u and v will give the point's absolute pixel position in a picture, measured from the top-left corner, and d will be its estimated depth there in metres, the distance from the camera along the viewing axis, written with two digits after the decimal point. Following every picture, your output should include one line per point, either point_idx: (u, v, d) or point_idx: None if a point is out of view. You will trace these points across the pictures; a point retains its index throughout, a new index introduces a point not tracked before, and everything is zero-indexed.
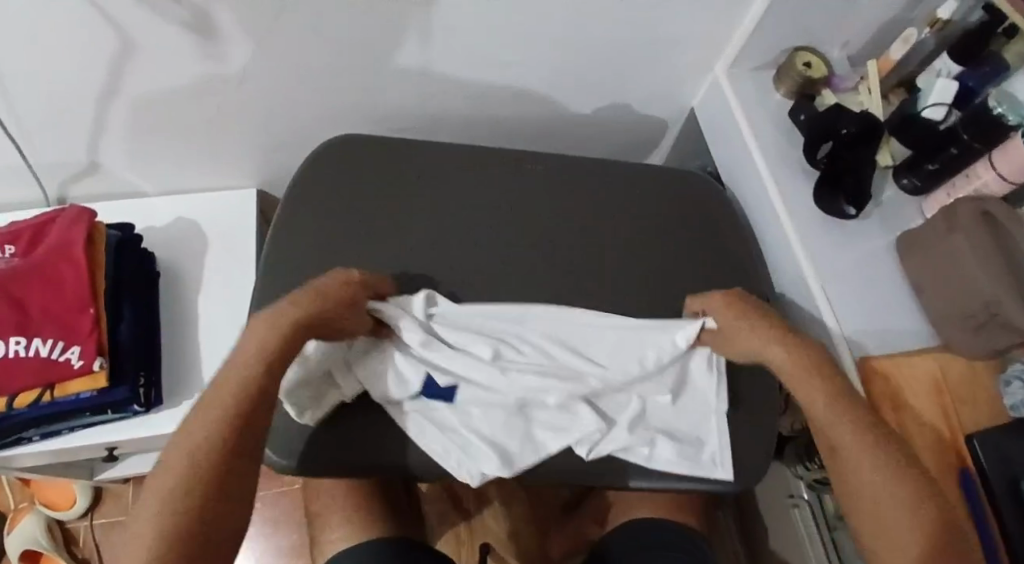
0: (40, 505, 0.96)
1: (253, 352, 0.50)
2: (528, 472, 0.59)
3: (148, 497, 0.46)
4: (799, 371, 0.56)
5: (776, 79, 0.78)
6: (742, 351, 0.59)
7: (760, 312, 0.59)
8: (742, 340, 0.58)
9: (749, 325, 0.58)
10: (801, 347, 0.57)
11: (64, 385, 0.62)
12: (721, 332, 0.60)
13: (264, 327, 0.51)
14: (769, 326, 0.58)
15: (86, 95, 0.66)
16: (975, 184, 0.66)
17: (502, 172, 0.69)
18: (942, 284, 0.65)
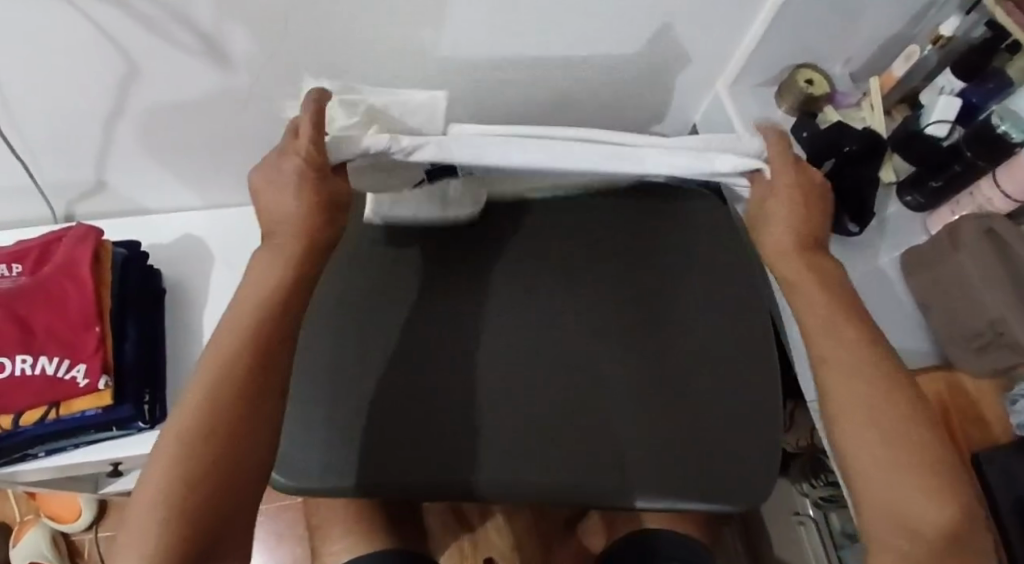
0: (45, 518, 0.97)
1: (278, 215, 0.51)
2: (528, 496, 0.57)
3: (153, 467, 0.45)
4: (811, 275, 0.54)
5: (778, 96, 0.78)
6: (769, 234, 0.55)
7: (819, 205, 0.55)
8: (774, 227, 0.55)
9: (799, 209, 0.55)
10: (822, 259, 0.55)
11: (69, 403, 0.63)
12: (765, 204, 0.56)
13: (271, 165, 0.51)
14: (809, 224, 0.55)
15: (94, 115, 0.67)
16: (979, 201, 0.67)
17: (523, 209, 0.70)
18: (946, 302, 0.65)
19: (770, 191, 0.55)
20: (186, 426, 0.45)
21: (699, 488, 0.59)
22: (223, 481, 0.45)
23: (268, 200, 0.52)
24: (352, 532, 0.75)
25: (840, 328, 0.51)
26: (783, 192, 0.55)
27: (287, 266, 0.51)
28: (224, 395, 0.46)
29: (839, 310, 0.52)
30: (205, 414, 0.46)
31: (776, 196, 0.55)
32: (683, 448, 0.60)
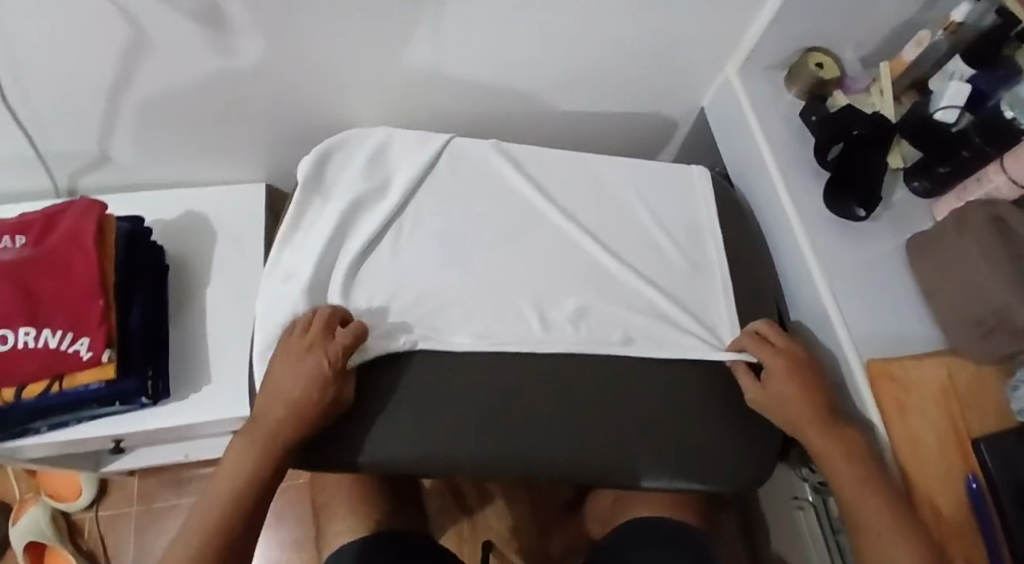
0: (45, 496, 0.97)
1: (282, 397, 0.55)
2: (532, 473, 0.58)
3: None
4: (839, 445, 0.57)
5: (788, 79, 0.78)
6: (780, 407, 0.60)
7: (815, 379, 0.61)
8: (789, 402, 0.60)
9: (802, 391, 0.60)
10: (843, 430, 0.58)
11: (73, 375, 0.63)
12: (770, 385, 0.61)
13: (298, 347, 0.56)
14: (820, 394, 0.60)
15: (99, 86, 0.66)
16: (986, 188, 0.65)
17: (540, 205, 0.71)
18: (954, 288, 0.64)
19: (771, 371, 0.61)
20: (193, 531, 0.51)
21: (698, 473, 0.60)
22: None
23: (277, 384, 0.55)
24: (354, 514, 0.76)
25: (872, 493, 0.54)
26: (780, 374, 0.60)
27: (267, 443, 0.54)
28: (230, 510, 0.52)
29: (869, 477, 0.55)
30: (199, 545, 0.50)
31: (774, 374, 0.61)
32: (684, 431, 0.61)
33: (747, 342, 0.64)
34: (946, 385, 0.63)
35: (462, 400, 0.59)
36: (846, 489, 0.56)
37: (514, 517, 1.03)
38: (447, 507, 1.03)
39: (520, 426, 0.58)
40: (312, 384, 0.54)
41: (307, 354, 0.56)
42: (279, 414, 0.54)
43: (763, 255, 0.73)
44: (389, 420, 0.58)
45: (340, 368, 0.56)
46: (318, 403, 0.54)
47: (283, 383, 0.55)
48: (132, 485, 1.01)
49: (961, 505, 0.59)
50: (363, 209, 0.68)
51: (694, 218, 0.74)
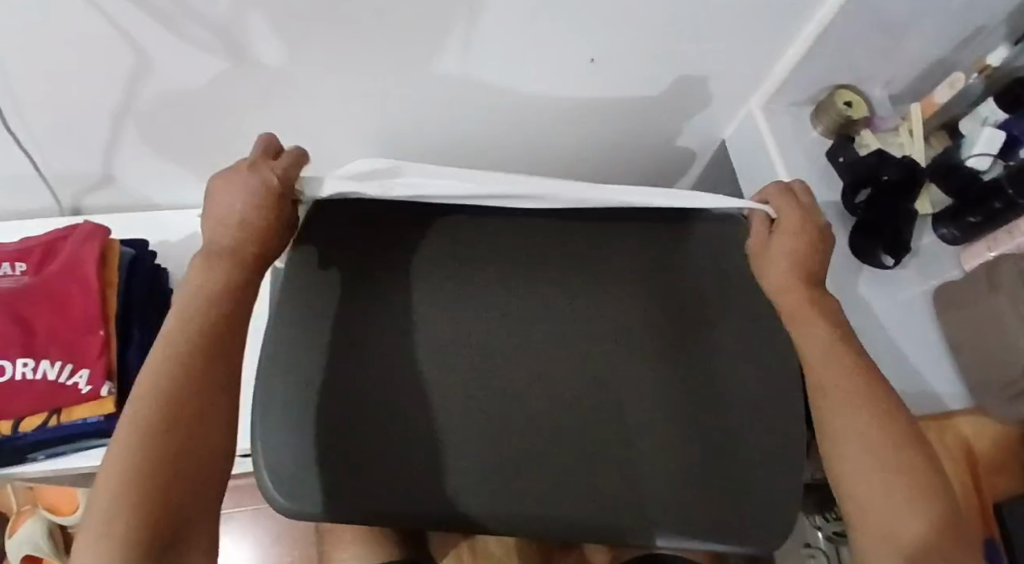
0: (43, 508, 0.96)
1: (226, 218, 0.50)
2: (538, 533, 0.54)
3: (113, 447, 0.41)
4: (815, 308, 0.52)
5: (814, 117, 0.76)
6: (771, 268, 0.55)
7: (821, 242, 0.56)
8: (777, 261, 0.55)
9: (801, 245, 0.55)
10: (825, 294, 0.53)
11: (70, 410, 0.61)
12: (772, 242, 0.56)
13: (238, 168, 0.51)
14: (814, 260, 0.55)
15: (103, 109, 0.64)
16: (1016, 242, 0.63)
17: (574, 240, 0.64)
18: (981, 347, 0.62)
19: (775, 227, 0.57)
20: (171, 370, 0.43)
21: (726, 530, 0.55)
22: (171, 474, 0.40)
23: (219, 208, 0.50)
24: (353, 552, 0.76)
25: (838, 365, 0.49)
26: (785, 228, 0.55)
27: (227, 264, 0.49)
28: (211, 324, 0.46)
29: (839, 336, 0.51)
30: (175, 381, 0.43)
31: (781, 231, 0.56)
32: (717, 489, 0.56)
33: (772, 195, 0.58)
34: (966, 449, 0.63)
35: (482, 456, 0.54)
36: (815, 357, 0.50)
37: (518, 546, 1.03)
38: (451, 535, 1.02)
39: (543, 486, 0.54)
40: (262, 195, 0.50)
41: (250, 173, 0.50)
42: (234, 232, 0.49)
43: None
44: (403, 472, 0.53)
45: (286, 186, 0.52)
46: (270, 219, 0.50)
47: (229, 205, 0.50)
48: None
49: None
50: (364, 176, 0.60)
51: (719, 262, 0.65)
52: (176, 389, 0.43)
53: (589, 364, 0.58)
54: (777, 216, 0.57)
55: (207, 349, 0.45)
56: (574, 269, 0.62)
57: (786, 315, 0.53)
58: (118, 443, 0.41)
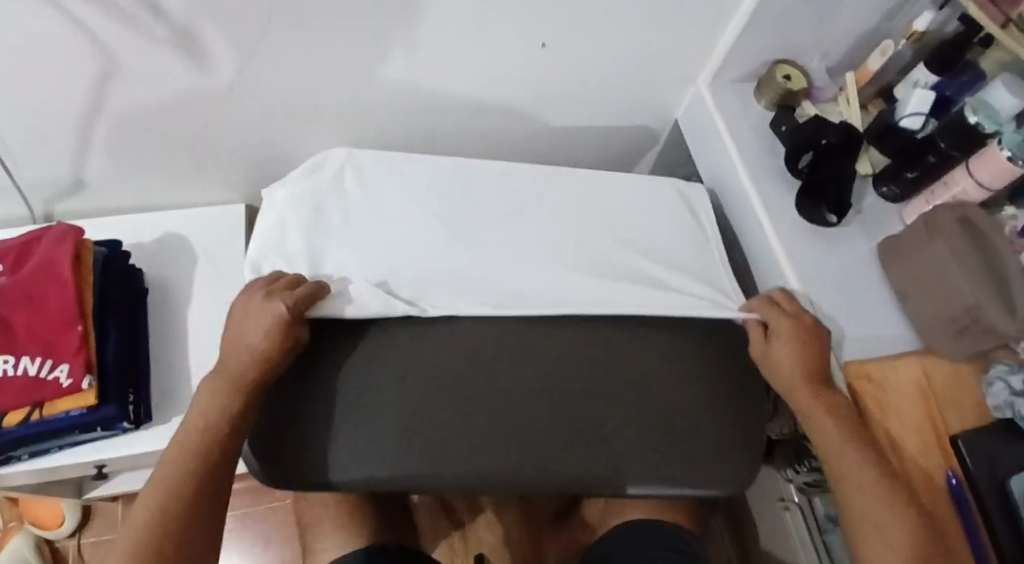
0: (29, 523, 0.97)
1: (240, 346, 0.57)
2: (514, 484, 0.58)
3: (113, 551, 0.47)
4: (825, 404, 0.59)
5: (758, 91, 0.80)
6: (779, 370, 0.62)
7: (819, 345, 0.62)
8: (782, 365, 0.62)
9: (797, 348, 0.61)
10: (834, 392, 0.60)
11: (53, 403, 0.62)
12: (772, 347, 0.63)
13: (253, 298, 0.58)
14: (819, 361, 0.61)
15: (74, 112, 0.66)
16: (953, 191, 0.67)
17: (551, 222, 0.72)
18: (925, 292, 0.65)
19: (772, 334, 0.63)
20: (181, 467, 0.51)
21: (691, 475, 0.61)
22: None
23: (236, 335, 0.57)
24: (340, 530, 0.78)
25: (844, 447, 0.56)
26: (782, 335, 0.62)
27: (227, 390, 0.55)
28: (213, 440, 0.53)
29: (848, 428, 0.57)
30: (176, 488, 0.50)
31: (779, 336, 0.63)
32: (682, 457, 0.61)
33: (757, 306, 0.66)
34: (924, 386, 0.64)
35: (436, 425, 0.58)
36: (829, 445, 0.57)
37: (504, 531, 1.07)
38: (439, 524, 1.07)
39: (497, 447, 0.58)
40: (274, 331, 0.56)
41: (264, 301, 0.58)
42: (243, 356, 0.56)
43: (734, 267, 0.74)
44: (367, 444, 0.57)
45: (297, 312, 0.58)
46: (277, 347, 0.56)
47: (241, 329, 0.57)
48: (117, 512, 1.02)
49: (948, 508, 0.59)
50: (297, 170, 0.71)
51: (676, 250, 0.73)
52: (179, 497, 0.50)
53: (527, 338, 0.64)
54: (768, 322, 0.64)
55: (213, 464, 0.52)
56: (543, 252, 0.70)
57: (800, 412, 0.60)
58: (119, 545, 0.47)
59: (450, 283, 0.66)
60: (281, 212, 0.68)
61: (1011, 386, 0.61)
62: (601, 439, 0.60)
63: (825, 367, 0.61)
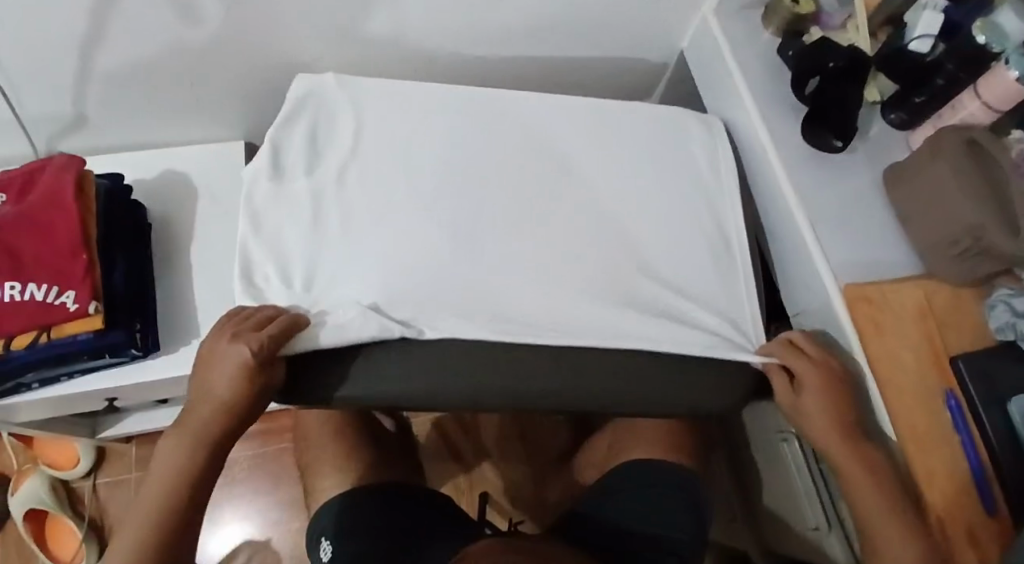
0: (44, 464, 1.00)
1: (213, 397, 0.58)
2: (517, 401, 0.61)
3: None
4: (860, 462, 0.62)
5: (765, 17, 0.78)
6: (810, 422, 0.64)
7: (846, 396, 0.64)
8: (812, 418, 0.64)
9: (826, 400, 0.63)
10: (869, 447, 0.62)
11: (60, 327, 0.63)
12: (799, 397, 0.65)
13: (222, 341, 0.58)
14: (848, 411, 0.63)
15: (71, 42, 0.65)
16: (960, 114, 0.66)
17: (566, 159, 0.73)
18: (928, 214, 0.64)
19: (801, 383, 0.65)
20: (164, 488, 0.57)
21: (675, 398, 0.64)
22: None
23: (210, 384, 0.58)
24: (345, 470, 0.79)
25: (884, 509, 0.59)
26: (811, 387, 0.63)
27: (193, 442, 0.58)
28: (177, 484, 0.57)
29: (887, 490, 0.60)
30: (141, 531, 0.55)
31: (808, 385, 0.64)
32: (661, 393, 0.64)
33: (777, 349, 0.67)
34: (924, 306, 0.63)
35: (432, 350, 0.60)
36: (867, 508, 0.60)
37: (508, 473, 1.09)
38: (447, 466, 1.09)
39: (495, 368, 0.60)
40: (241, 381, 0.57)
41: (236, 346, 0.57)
42: (211, 407, 0.58)
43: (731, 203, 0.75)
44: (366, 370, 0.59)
45: (263, 358, 0.56)
46: (246, 395, 0.57)
47: (211, 376, 0.58)
48: (130, 453, 1.04)
49: (945, 427, 0.60)
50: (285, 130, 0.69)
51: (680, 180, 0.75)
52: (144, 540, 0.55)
53: (521, 324, 0.63)
54: (793, 369, 0.65)
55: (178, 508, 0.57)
56: (545, 237, 0.68)
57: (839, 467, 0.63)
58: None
59: (446, 295, 0.63)
60: (269, 216, 0.65)
61: (1013, 309, 0.60)
62: (601, 375, 0.62)
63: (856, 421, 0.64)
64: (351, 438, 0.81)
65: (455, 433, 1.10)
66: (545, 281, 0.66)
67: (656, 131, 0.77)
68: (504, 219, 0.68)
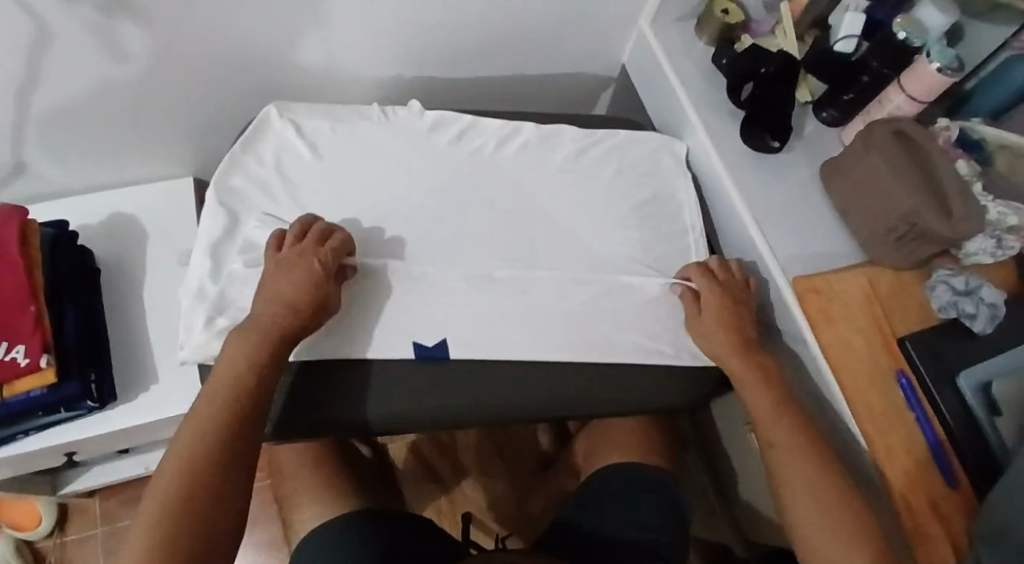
0: (7, 527, 0.96)
1: (281, 272, 0.60)
2: (501, 411, 0.64)
3: (155, 487, 0.50)
4: (756, 372, 0.63)
5: (698, 28, 0.81)
6: (709, 338, 0.66)
7: (738, 313, 0.66)
8: (712, 332, 0.66)
9: (721, 309, 0.67)
10: (761, 355, 0.64)
11: (12, 385, 0.61)
12: (702, 315, 0.67)
13: (285, 256, 0.61)
14: (741, 325, 0.66)
15: (8, 85, 0.63)
16: (888, 108, 0.69)
17: (515, 180, 0.74)
18: (866, 203, 0.67)
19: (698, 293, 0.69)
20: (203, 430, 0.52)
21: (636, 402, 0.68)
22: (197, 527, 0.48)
23: (280, 274, 0.60)
24: (320, 502, 0.77)
25: (781, 415, 0.60)
26: (709, 297, 0.67)
27: (289, 281, 0.59)
28: (244, 385, 0.54)
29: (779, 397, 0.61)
30: (210, 438, 0.51)
31: (707, 305, 0.67)
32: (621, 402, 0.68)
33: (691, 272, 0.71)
34: (870, 293, 0.65)
35: (418, 376, 0.63)
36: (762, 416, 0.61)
37: (490, 490, 1.10)
38: (426, 488, 1.09)
39: (470, 388, 0.64)
40: (307, 278, 0.59)
41: (295, 261, 0.60)
42: (284, 279, 0.59)
43: (679, 208, 0.77)
44: (341, 398, 0.62)
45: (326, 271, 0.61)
46: (308, 302, 0.58)
47: (281, 272, 0.60)
48: (94, 508, 1.02)
49: (900, 407, 0.61)
50: (231, 238, 0.66)
51: (636, 189, 0.77)
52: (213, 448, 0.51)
53: (500, 386, 0.65)
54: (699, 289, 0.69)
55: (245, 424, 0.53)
56: (512, 288, 0.69)
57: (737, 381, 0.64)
58: (160, 483, 0.50)
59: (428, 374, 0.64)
60: (226, 297, 0.63)
61: (952, 287, 0.63)
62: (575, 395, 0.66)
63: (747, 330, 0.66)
64: (330, 463, 0.81)
65: (433, 456, 1.10)
66: (505, 329, 0.66)
67: (605, 143, 0.78)
68: (460, 304, 0.67)
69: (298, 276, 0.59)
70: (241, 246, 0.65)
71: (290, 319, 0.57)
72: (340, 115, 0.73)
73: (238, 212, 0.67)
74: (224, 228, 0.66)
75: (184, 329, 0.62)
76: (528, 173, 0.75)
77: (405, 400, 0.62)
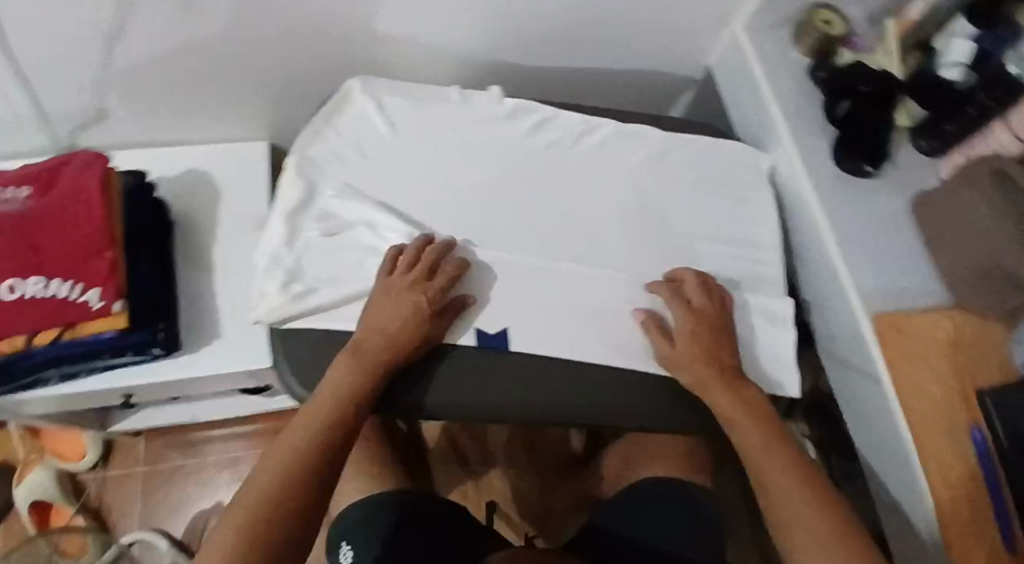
0: (50, 456, 1.00)
1: (387, 300, 0.60)
2: (565, 417, 0.63)
3: (248, 489, 0.48)
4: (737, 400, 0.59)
5: (794, 39, 0.78)
6: (682, 364, 0.62)
7: (720, 340, 0.63)
8: (685, 358, 0.62)
9: (697, 331, 0.63)
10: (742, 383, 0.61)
11: (83, 326, 0.63)
12: (676, 344, 0.63)
13: (393, 286, 0.60)
14: (720, 354, 0.62)
15: (101, 32, 0.64)
16: (992, 146, 0.63)
17: (590, 177, 0.73)
18: (958, 245, 0.64)
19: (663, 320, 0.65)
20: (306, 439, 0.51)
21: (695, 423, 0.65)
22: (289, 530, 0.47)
23: (388, 304, 0.60)
24: (361, 476, 0.78)
25: (775, 449, 0.56)
26: (684, 321, 0.64)
27: (393, 312, 0.59)
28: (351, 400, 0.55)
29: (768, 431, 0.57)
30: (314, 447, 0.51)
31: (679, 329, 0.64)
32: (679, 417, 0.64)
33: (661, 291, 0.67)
34: (951, 339, 0.63)
35: (489, 369, 0.62)
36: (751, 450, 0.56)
37: (516, 482, 1.10)
38: (455, 472, 1.10)
39: (534, 388, 0.63)
40: (411, 313, 0.59)
41: (400, 293, 0.60)
42: (388, 310, 0.59)
43: (756, 224, 0.74)
44: (410, 382, 0.61)
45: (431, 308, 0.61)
46: (413, 338, 0.59)
47: (385, 303, 0.60)
48: (137, 447, 1.06)
49: (967, 459, 0.59)
50: (307, 210, 0.66)
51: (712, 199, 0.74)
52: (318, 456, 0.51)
53: (561, 389, 0.63)
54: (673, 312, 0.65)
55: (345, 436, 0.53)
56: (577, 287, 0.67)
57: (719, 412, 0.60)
58: (254, 485, 0.48)
59: (492, 365, 0.62)
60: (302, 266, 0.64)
61: None
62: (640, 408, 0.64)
63: (727, 361, 0.62)
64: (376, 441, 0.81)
65: (465, 441, 1.11)
66: (566, 328, 0.65)
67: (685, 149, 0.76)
68: (523, 297, 0.66)
69: (405, 309, 0.59)
70: (317, 215, 0.66)
71: (395, 345, 0.58)
72: (421, 95, 0.73)
73: (315, 182, 0.68)
74: (300, 200, 0.66)
75: (258, 292, 0.62)
76: (604, 171, 0.73)
77: (474, 391, 0.61)
